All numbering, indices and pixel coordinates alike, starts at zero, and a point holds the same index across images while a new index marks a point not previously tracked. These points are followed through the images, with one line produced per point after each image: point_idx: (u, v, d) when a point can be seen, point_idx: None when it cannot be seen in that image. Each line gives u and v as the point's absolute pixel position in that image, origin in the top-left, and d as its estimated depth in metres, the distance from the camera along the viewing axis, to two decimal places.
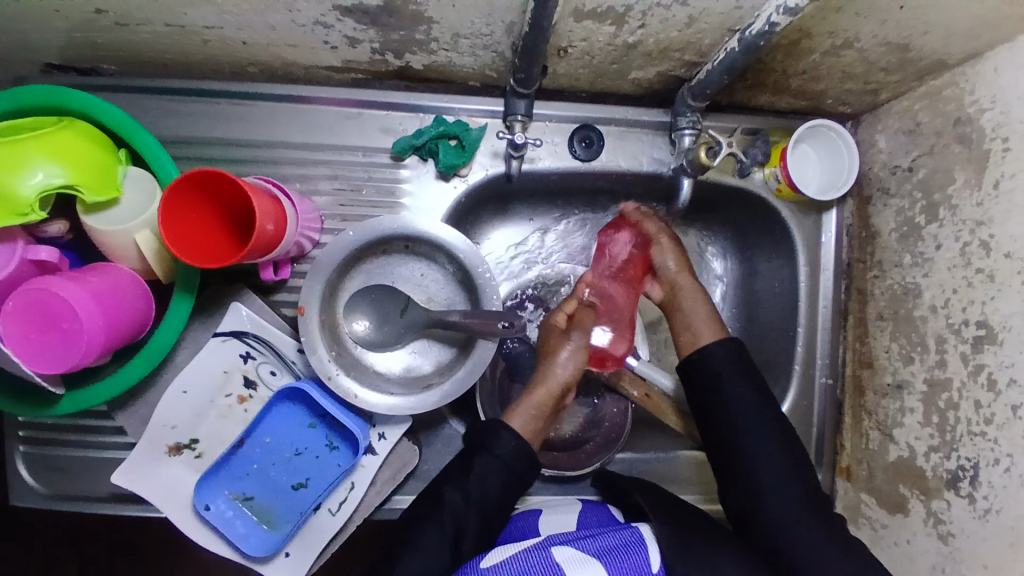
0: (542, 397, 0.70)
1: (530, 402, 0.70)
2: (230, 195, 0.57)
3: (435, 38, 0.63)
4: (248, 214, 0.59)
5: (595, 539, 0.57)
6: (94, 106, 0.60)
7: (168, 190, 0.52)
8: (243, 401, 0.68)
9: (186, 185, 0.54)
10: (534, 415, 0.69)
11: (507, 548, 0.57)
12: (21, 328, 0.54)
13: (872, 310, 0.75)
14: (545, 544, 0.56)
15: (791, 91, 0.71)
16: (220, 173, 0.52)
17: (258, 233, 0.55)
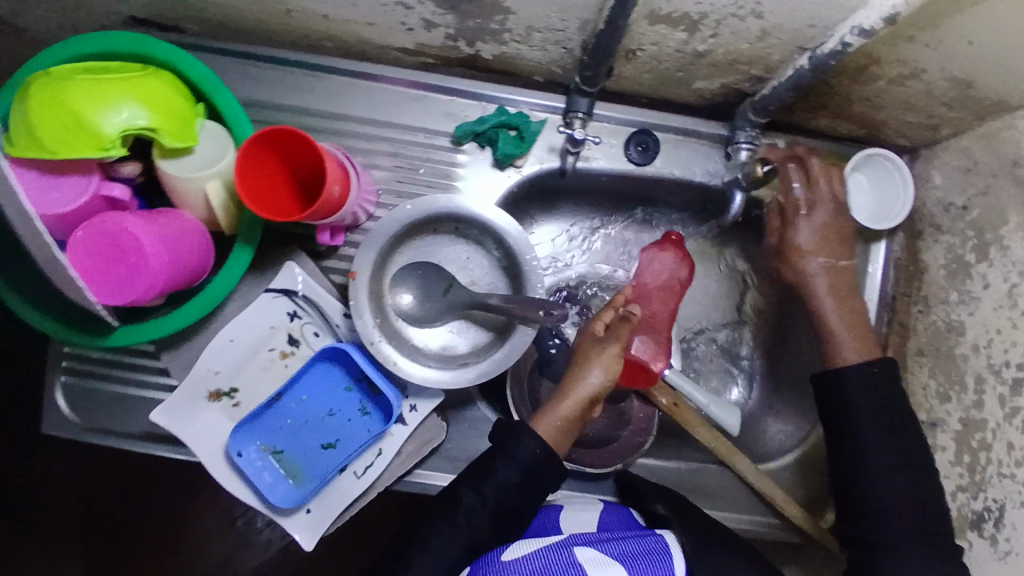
0: (570, 406, 0.67)
1: (555, 415, 0.66)
2: (297, 156, 0.59)
3: (508, 29, 0.65)
4: (313, 178, 0.61)
5: (619, 543, 0.58)
6: (176, 57, 0.63)
7: (246, 146, 0.54)
8: (285, 357, 0.70)
9: (263, 144, 0.56)
10: (560, 425, 0.66)
11: (531, 544, 0.59)
12: (89, 258, 0.57)
13: (912, 345, 0.75)
14: (568, 544, 0.58)
15: (852, 117, 0.71)
16: (298, 130, 0.54)
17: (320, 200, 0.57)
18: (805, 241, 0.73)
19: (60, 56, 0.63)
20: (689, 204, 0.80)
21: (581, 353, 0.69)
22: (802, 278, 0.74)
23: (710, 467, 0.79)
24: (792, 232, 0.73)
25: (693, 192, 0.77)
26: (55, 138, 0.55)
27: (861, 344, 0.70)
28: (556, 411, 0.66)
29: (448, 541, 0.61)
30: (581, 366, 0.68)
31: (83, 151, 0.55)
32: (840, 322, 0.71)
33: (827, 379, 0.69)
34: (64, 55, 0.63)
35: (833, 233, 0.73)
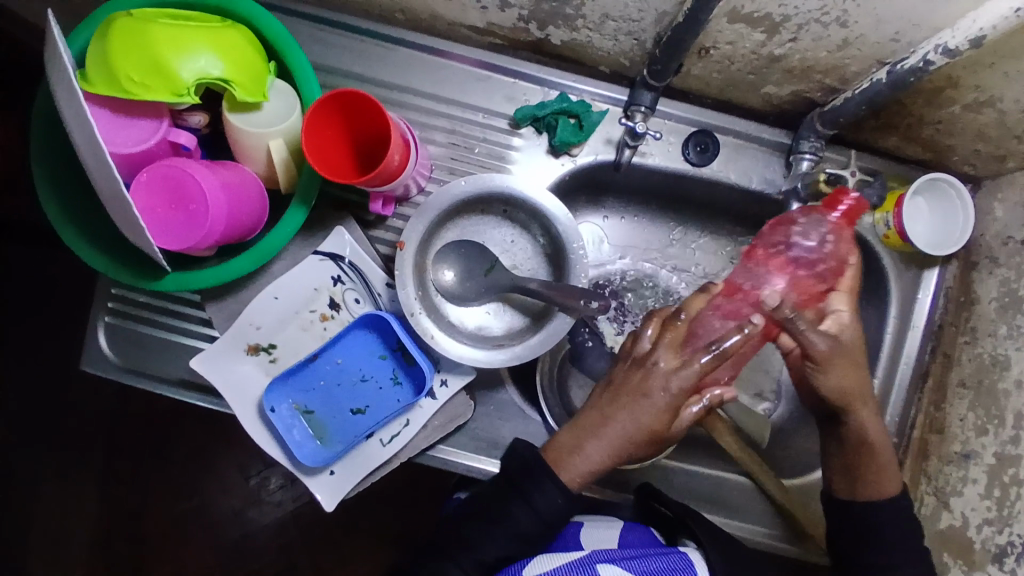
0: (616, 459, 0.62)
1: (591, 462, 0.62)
2: (350, 111, 0.59)
3: (583, 15, 0.65)
4: (373, 124, 0.60)
5: (644, 560, 0.55)
6: (254, 14, 0.64)
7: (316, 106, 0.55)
8: (324, 319, 0.70)
9: (316, 115, 0.58)
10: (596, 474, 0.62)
11: (550, 559, 0.58)
12: (151, 200, 0.58)
13: (955, 376, 0.73)
14: (591, 563, 0.56)
15: (920, 139, 0.70)
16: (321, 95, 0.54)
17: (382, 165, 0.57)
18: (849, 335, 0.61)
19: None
20: (742, 213, 0.79)
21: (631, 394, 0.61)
22: (862, 394, 0.62)
23: (722, 475, 0.78)
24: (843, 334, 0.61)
25: (748, 200, 0.76)
26: (131, 73, 0.55)
27: (890, 474, 0.65)
28: (579, 456, 0.62)
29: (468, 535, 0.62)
30: (631, 410, 0.61)
31: (156, 93, 0.55)
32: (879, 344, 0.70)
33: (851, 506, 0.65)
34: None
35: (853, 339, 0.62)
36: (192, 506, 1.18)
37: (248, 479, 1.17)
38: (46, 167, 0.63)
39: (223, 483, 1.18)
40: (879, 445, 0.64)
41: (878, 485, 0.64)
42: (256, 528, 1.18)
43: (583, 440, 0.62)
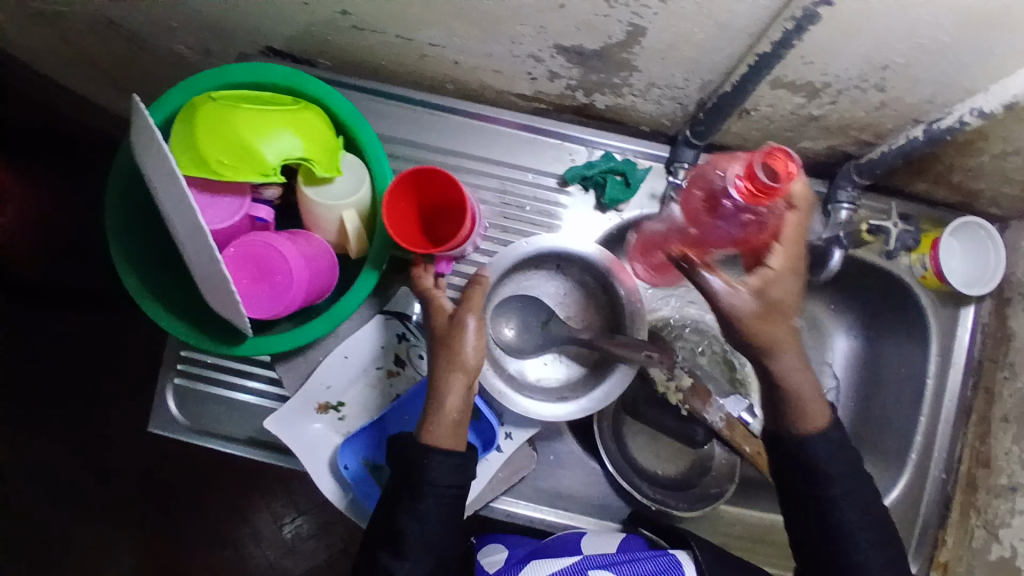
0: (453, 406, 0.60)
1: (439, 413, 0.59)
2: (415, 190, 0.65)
3: (629, 84, 0.69)
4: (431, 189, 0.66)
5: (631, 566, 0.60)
6: (323, 93, 0.68)
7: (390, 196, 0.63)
8: (390, 376, 0.73)
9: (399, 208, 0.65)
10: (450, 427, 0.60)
11: (547, 562, 0.62)
12: (239, 273, 0.62)
13: (997, 410, 0.76)
14: (586, 566, 0.61)
15: (950, 184, 0.74)
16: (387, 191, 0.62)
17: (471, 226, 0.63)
18: (777, 296, 0.57)
19: (210, 82, 0.68)
20: None
21: (459, 334, 0.61)
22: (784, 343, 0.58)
23: (765, 516, 0.80)
24: (771, 290, 0.57)
25: None
26: (220, 156, 0.59)
27: (818, 407, 0.60)
28: (443, 406, 0.59)
29: (425, 505, 0.58)
30: (455, 365, 0.60)
31: (245, 175, 0.59)
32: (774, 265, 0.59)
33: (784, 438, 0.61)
34: (215, 81, 0.68)
35: (801, 253, 0.58)
36: (228, 556, 1.20)
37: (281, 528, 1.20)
38: (129, 244, 0.67)
39: (257, 533, 1.20)
40: (805, 391, 0.59)
41: (806, 416, 0.60)
42: None
43: (439, 391, 0.60)
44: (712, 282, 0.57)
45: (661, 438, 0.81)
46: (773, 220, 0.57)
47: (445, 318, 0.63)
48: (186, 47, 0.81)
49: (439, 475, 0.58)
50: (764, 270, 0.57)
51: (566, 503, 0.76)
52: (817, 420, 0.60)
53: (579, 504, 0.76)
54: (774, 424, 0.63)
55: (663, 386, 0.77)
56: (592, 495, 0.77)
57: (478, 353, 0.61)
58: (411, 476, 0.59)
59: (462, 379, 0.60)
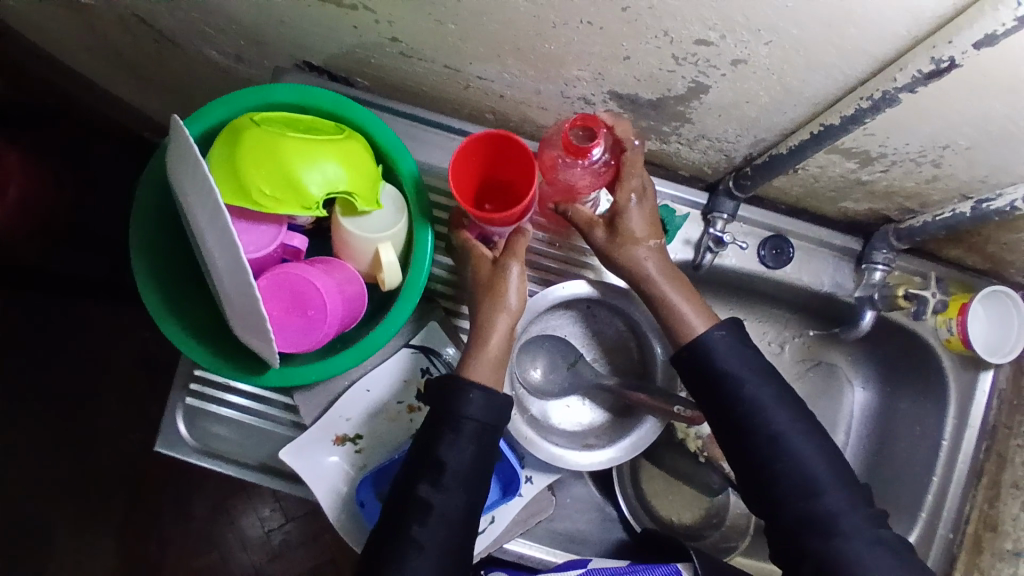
0: (495, 346, 0.64)
1: (481, 351, 0.64)
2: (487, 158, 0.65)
3: (678, 133, 0.68)
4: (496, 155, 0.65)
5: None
6: (369, 122, 0.66)
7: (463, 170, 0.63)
8: (411, 411, 0.71)
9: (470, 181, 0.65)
10: (492, 366, 0.63)
11: None
12: (270, 304, 0.60)
13: (1008, 476, 0.76)
14: None
15: (982, 253, 0.74)
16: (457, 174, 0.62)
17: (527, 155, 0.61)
18: (631, 224, 0.66)
19: (253, 99, 0.65)
20: (809, 308, 0.82)
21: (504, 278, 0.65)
22: (652, 249, 0.67)
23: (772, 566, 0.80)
24: (622, 220, 0.66)
25: (816, 299, 0.79)
26: (262, 185, 0.57)
27: (699, 306, 0.65)
28: (488, 342, 0.64)
29: (456, 457, 0.58)
30: (500, 304, 0.65)
31: (287, 207, 0.58)
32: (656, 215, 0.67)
33: (687, 361, 0.64)
34: (257, 98, 0.66)
35: (654, 211, 0.67)
36: None
37: (272, 534, 1.13)
38: (154, 260, 0.65)
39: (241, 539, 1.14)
40: (684, 299, 0.66)
41: (681, 327, 0.65)
42: None
43: (483, 330, 0.64)
44: (576, 215, 0.68)
45: (678, 485, 0.80)
46: (619, 164, 0.65)
47: (488, 261, 0.67)
48: (220, 54, 0.78)
49: (476, 408, 0.59)
50: (614, 202, 0.66)
51: (580, 548, 0.75)
52: (703, 321, 0.65)
53: (592, 548, 0.75)
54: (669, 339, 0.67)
55: (684, 432, 0.79)
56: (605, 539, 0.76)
57: (521, 299, 0.65)
58: (432, 437, 0.59)
59: (507, 317, 0.65)
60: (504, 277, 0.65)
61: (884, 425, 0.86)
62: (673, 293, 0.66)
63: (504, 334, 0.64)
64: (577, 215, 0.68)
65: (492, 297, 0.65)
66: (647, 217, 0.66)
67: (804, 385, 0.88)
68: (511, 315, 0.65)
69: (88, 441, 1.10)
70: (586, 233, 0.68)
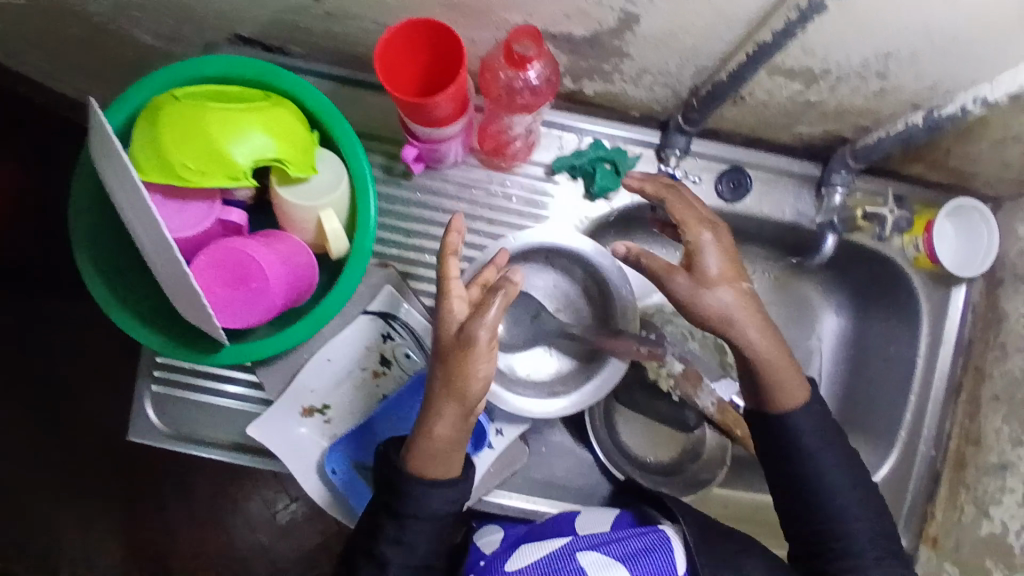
0: (440, 436, 0.56)
1: (427, 437, 0.56)
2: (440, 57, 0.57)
3: (620, 70, 0.66)
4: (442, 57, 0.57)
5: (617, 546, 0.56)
6: (299, 87, 0.65)
7: (406, 50, 0.56)
8: (376, 377, 0.71)
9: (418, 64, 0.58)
10: (437, 454, 0.57)
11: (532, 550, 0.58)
12: (213, 281, 0.59)
13: (986, 390, 0.75)
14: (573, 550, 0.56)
15: (945, 167, 0.72)
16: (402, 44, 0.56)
17: (449, 32, 0.55)
18: (719, 269, 0.60)
19: (185, 71, 0.64)
20: (773, 241, 0.81)
21: (470, 358, 0.53)
22: (726, 317, 0.60)
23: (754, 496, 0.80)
24: (700, 260, 0.60)
25: (779, 230, 0.78)
26: (187, 161, 0.56)
27: (795, 380, 0.62)
28: (433, 435, 0.56)
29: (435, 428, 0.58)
30: (447, 394, 0.55)
31: (214, 179, 0.56)
32: (727, 257, 0.61)
33: (767, 422, 0.63)
34: (183, 73, 0.64)
35: (731, 251, 0.61)
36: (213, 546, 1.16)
37: (276, 514, 1.12)
38: (94, 249, 0.64)
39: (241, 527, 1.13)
40: (774, 356, 0.61)
41: (782, 393, 0.62)
42: (286, 561, 1.12)
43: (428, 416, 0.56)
44: (654, 264, 0.61)
45: (653, 424, 0.80)
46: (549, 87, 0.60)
47: (457, 328, 0.55)
48: (147, 35, 0.75)
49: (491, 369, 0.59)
50: (687, 241, 0.62)
51: (560, 493, 0.75)
52: (793, 399, 0.62)
53: (574, 494, 0.75)
54: (756, 403, 0.64)
55: (655, 373, 0.77)
56: (585, 486, 0.76)
57: (487, 373, 0.54)
58: None
59: (454, 408, 0.55)
60: (462, 353, 0.53)
61: (857, 349, 0.85)
62: (767, 356, 0.60)
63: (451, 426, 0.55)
64: (652, 262, 0.61)
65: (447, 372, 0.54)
66: (730, 256, 0.61)
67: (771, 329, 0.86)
68: (463, 403, 0.55)
69: (77, 440, 1.10)
70: (659, 282, 0.61)
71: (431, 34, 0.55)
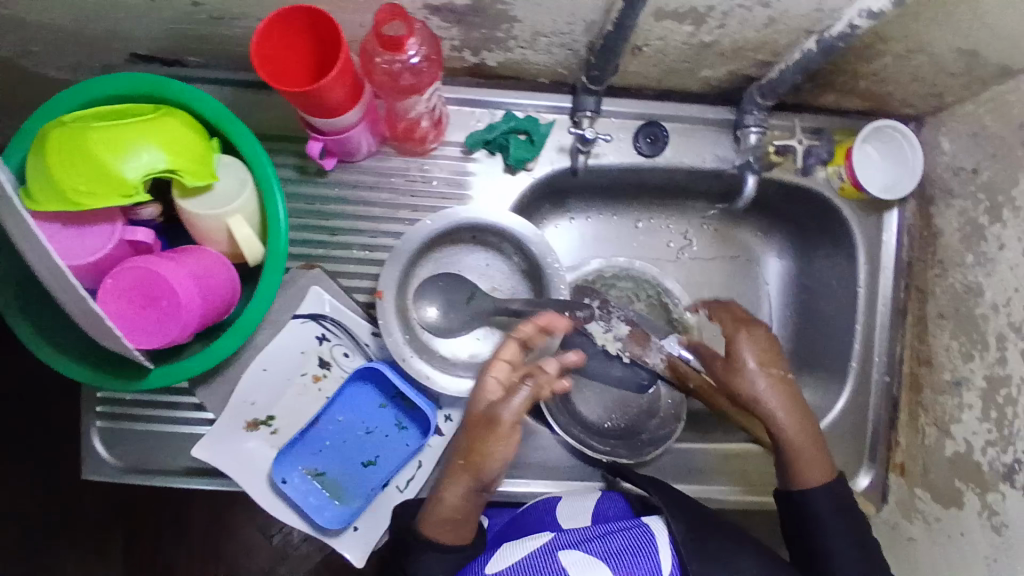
0: (451, 503, 0.61)
1: (439, 502, 0.62)
2: (325, 39, 0.56)
3: (514, 36, 0.64)
4: (326, 39, 0.56)
5: (604, 540, 0.56)
6: (192, 96, 0.63)
7: (295, 35, 0.56)
8: (317, 380, 0.71)
9: (306, 47, 0.57)
10: (445, 523, 0.61)
11: (513, 550, 0.58)
12: (124, 303, 0.58)
13: (931, 309, 0.75)
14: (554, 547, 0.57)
15: (857, 92, 0.72)
16: (289, 32, 0.55)
17: (313, 13, 0.54)
18: (750, 354, 0.70)
19: (81, 96, 0.64)
20: (700, 190, 0.81)
21: (488, 436, 0.62)
22: (757, 399, 0.69)
23: (717, 448, 0.79)
24: (735, 349, 0.71)
25: (705, 178, 0.78)
26: (77, 184, 0.55)
27: (822, 460, 0.68)
28: (442, 502, 0.62)
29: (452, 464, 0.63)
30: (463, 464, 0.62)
31: (107, 199, 0.55)
32: (768, 345, 0.71)
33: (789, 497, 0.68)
34: (79, 99, 0.64)
35: (772, 346, 0.72)
36: None
37: (271, 539, 1.05)
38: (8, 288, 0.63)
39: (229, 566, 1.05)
40: (801, 440, 0.68)
41: (808, 474, 0.67)
42: None
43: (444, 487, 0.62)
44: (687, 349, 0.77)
45: (609, 391, 0.80)
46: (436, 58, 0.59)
47: (488, 405, 0.63)
48: (36, 69, 0.73)
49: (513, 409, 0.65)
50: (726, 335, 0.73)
51: (521, 472, 0.75)
52: (820, 475, 0.67)
53: (534, 470, 0.75)
54: (782, 481, 0.69)
55: (602, 339, 0.77)
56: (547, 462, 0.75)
57: (507, 452, 0.62)
58: None
59: (467, 480, 0.62)
60: (486, 428, 0.62)
61: (804, 288, 0.85)
62: (796, 439, 0.68)
63: (458, 491, 0.62)
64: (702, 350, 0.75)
65: (466, 446, 0.63)
66: (771, 356, 0.71)
67: (713, 290, 0.86)
68: (469, 474, 0.62)
69: None
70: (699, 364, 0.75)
71: (296, 19, 0.54)
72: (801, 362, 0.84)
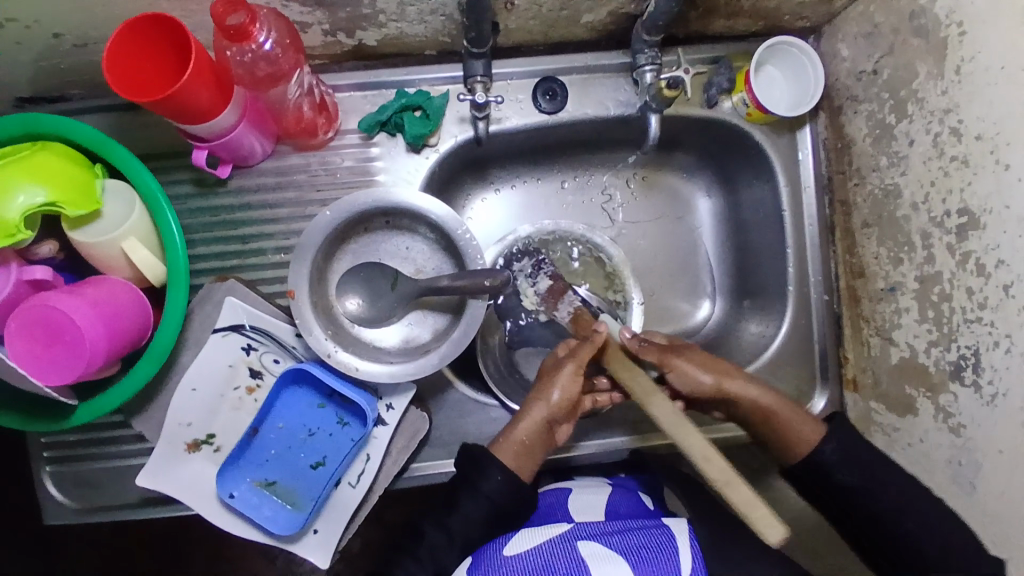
0: (526, 431, 0.66)
1: (513, 430, 0.67)
2: (178, 41, 0.55)
3: (381, 10, 0.63)
4: (180, 41, 0.55)
5: (624, 536, 0.55)
6: (63, 125, 0.61)
7: (147, 44, 0.55)
8: (252, 391, 0.71)
9: (166, 53, 0.56)
10: (518, 451, 0.66)
11: (532, 540, 0.58)
12: (27, 345, 0.56)
13: (857, 219, 0.74)
14: (572, 538, 0.56)
15: (745, 13, 0.71)
16: (141, 41, 0.54)
17: (157, 19, 0.53)
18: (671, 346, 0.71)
19: None
20: (612, 138, 0.80)
21: (554, 376, 0.67)
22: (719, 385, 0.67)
23: None
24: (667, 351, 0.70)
25: (612, 125, 0.77)
26: None
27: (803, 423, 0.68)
28: (518, 428, 0.66)
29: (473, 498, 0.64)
30: (542, 393, 0.67)
31: None
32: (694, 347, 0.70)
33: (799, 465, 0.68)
34: None
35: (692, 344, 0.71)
36: None
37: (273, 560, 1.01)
38: None
39: None
40: (781, 414, 0.67)
41: (792, 441, 0.67)
42: None
43: (520, 415, 0.67)
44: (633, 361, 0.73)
45: None
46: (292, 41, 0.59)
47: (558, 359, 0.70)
48: None
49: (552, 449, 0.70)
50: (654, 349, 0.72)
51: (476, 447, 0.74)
52: (813, 432, 0.67)
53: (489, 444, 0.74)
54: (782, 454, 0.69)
55: (524, 293, 0.80)
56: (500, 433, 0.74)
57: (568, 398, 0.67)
58: None
59: (544, 411, 0.67)
60: (555, 371, 0.67)
61: (734, 221, 0.84)
62: (776, 415, 0.68)
63: (535, 420, 0.66)
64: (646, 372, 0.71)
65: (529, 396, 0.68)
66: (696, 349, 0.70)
67: (647, 239, 0.86)
68: (548, 407, 0.67)
69: None
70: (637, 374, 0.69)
71: (132, 30, 0.53)
72: (746, 297, 0.83)
